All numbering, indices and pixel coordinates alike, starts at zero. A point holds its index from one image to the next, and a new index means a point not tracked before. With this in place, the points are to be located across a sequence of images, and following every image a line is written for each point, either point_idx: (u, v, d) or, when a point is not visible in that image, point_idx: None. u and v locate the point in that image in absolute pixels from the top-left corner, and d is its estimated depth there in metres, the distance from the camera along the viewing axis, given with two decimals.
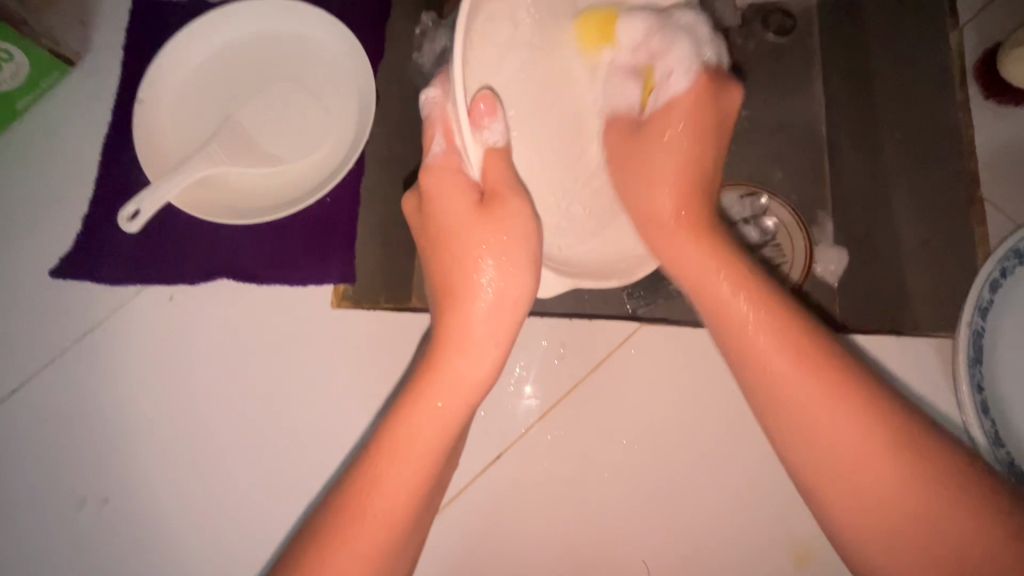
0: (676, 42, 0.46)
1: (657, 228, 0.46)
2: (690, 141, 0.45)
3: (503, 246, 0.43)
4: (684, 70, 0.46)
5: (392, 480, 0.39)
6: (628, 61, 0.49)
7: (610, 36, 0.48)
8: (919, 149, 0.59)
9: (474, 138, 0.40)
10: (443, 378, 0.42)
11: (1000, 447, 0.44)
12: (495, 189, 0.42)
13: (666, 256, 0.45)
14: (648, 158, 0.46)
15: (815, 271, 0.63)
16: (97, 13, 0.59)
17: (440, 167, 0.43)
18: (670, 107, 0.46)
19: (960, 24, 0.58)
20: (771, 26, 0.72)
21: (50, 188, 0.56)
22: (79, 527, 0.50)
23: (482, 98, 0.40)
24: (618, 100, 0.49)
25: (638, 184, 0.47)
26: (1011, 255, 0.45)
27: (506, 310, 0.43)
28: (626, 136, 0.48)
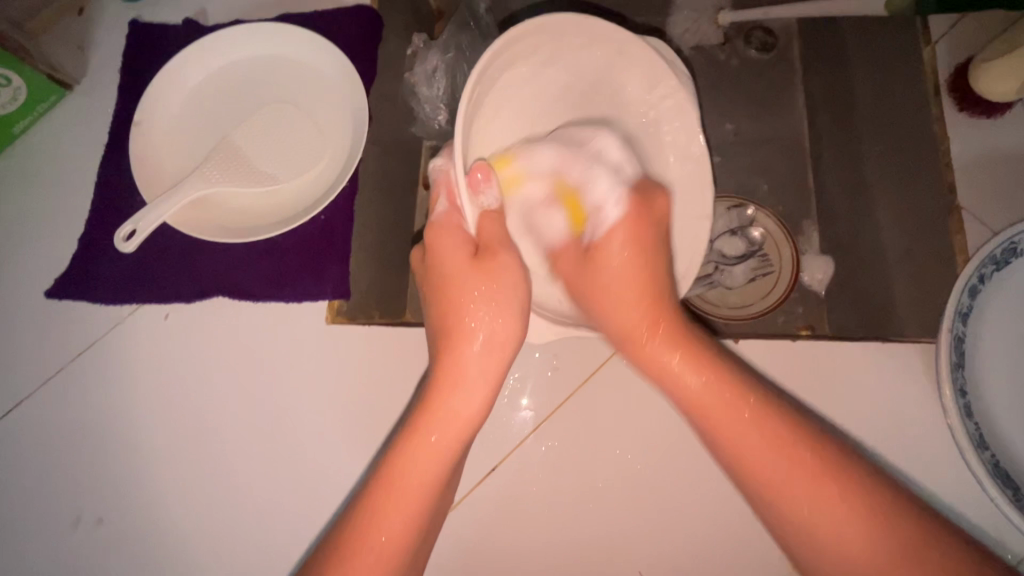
0: (596, 174, 0.51)
1: (633, 344, 0.47)
2: (634, 270, 0.49)
3: (497, 295, 0.45)
4: (613, 200, 0.50)
5: (389, 522, 0.40)
6: (541, 198, 0.52)
7: (520, 182, 0.51)
8: (902, 164, 0.61)
9: (473, 200, 0.44)
10: (436, 416, 0.43)
11: (984, 449, 0.44)
12: (490, 244, 0.45)
13: (643, 366, 0.47)
14: (605, 285, 0.49)
15: (806, 281, 0.65)
16: (97, 38, 0.61)
17: (443, 223, 0.46)
18: (608, 237, 0.50)
19: (933, 41, 0.62)
20: (754, 43, 0.72)
21: (46, 209, 0.56)
22: (73, 549, 0.50)
23: (480, 169, 0.43)
24: (550, 234, 0.52)
25: (598, 312, 0.49)
26: (989, 261, 0.46)
27: (495, 352, 0.45)
28: (577, 261, 0.51)
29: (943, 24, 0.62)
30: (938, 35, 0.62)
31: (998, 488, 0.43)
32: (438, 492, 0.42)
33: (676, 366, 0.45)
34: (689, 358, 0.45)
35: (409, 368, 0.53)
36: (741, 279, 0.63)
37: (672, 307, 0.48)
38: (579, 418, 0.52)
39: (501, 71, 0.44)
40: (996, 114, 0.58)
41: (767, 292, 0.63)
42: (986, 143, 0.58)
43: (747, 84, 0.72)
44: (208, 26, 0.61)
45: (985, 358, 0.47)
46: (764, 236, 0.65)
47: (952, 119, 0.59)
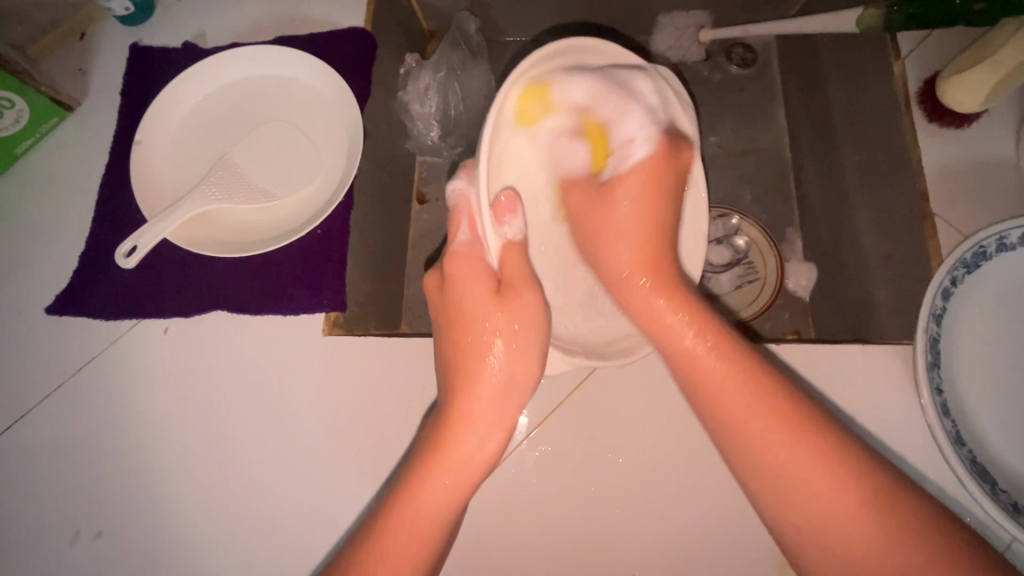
0: (627, 110, 0.50)
1: (628, 291, 0.48)
2: (645, 212, 0.49)
3: (516, 333, 0.47)
4: (642, 138, 0.50)
5: (394, 554, 0.41)
6: (569, 128, 0.52)
7: (548, 107, 0.49)
8: (875, 172, 0.63)
9: (496, 230, 0.46)
10: (449, 458, 0.43)
11: (961, 445, 0.46)
12: (512, 279, 0.47)
13: (632, 312, 0.48)
14: (608, 223, 0.50)
15: (791, 286, 0.73)
16: (97, 62, 0.63)
17: (463, 254, 0.47)
18: (633, 172, 0.50)
19: (903, 55, 0.61)
20: (734, 59, 0.80)
21: (46, 227, 0.58)
22: (71, 563, 0.50)
23: (504, 196, 0.47)
24: (567, 166, 0.54)
25: (601, 252, 0.51)
26: (959, 265, 0.48)
27: (512, 392, 0.46)
28: (588, 199, 0.52)
29: (911, 40, 0.61)
30: (908, 49, 0.61)
31: (976, 482, 0.44)
32: (445, 537, 0.43)
33: (668, 316, 0.46)
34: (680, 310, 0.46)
35: (404, 377, 0.54)
36: (728, 285, 0.70)
37: (669, 261, 0.49)
38: (571, 424, 0.53)
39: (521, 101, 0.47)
40: (964, 124, 0.57)
41: (754, 298, 0.69)
42: (959, 152, 0.57)
43: (730, 98, 0.80)
44: (207, 48, 0.63)
45: (960, 358, 0.49)
46: (748, 244, 0.71)
47: (922, 130, 0.59)
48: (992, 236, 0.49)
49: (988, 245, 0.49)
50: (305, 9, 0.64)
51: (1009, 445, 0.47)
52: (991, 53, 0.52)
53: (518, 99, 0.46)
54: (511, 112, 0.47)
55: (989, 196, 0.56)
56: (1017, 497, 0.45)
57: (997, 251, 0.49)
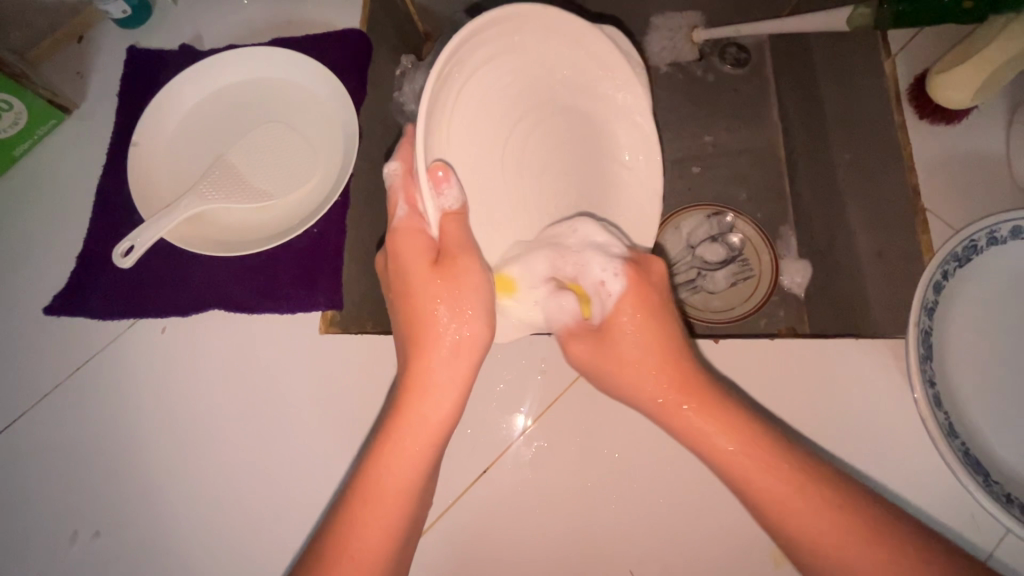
0: (587, 256, 0.48)
1: (671, 414, 0.45)
2: (650, 343, 0.46)
3: (458, 298, 0.43)
4: (613, 273, 0.47)
5: (368, 524, 0.40)
6: (547, 292, 0.49)
7: (513, 290, 0.48)
8: (868, 168, 0.64)
9: (432, 201, 0.41)
10: (407, 423, 0.42)
11: (954, 437, 0.46)
12: (452, 251, 0.43)
13: (694, 445, 0.44)
14: (625, 361, 0.46)
15: (786, 284, 0.73)
16: (94, 65, 0.63)
17: (406, 228, 0.45)
18: (618, 310, 0.46)
19: (892, 53, 0.62)
20: (727, 59, 0.80)
21: (45, 229, 0.58)
22: (70, 560, 0.50)
23: (439, 166, 0.41)
24: (561, 321, 0.48)
25: (625, 390, 0.46)
26: (951, 258, 0.49)
27: (463, 355, 0.44)
28: (592, 345, 0.47)
29: (900, 39, 0.62)
30: (898, 47, 0.62)
31: (969, 473, 0.45)
32: (414, 506, 0.42)
33: (706, 428, 0.43)
34: (715, 414, 0.43)
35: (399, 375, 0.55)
36: (722, 283, 0.71)
37: (694, 374, 0.45)
38: (568, 421, 0.53)
39: (473, 67, 0.44)
40: (954, 121, 0.58)
41: (749, 295, 0.70)
42: (949, 148, 0.58)
43: (724, 98, 0.80)
44: (204, 50, 0.63)
45: (953, 351, 0.49)
46: (743, 241, 0.72)
47: (913, 126, 0.59)
48: (983, 230, 0.49)
49: (979, 239, 0.49)
50: (301, 11, 0.65)
51: (1002, 437, 0.47)
52: (979, 49, 0.53)
53: (458, 74, 0.43)
54: (453, 107, 0.44)
55: (979, 191, 0.56)
56: (1011, 488, 0.45)
57: (988, 245, 0.50)
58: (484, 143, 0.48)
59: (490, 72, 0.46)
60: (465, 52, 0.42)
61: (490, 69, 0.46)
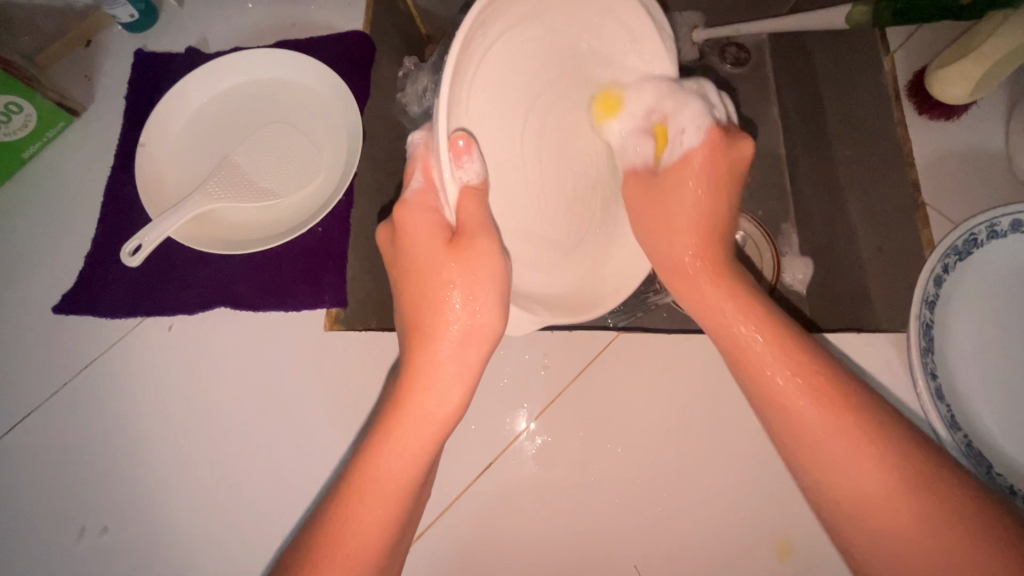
0: (688, 102, 0.48)
1: (681, 274, 0.50)
2: (701, 207, 0.49)
3: (472, 283, 0.42)
4: (696, 127, 0.48)
5: (361, 523, 0.40)
6: (638, 124, 0.50)
7: (615, 111, 0.50)
8: (868, 163, 0.64)
9: (451, 173, 0.38)
10: (409, 418, 0.42)
11: (957, 429, 0.46)
12: (467, 230, 0.41)
13: (686, 299, 0.50)
14: (668, 211, 0.50)
15: (788, 281, 0.74)
16: (102, 68, 0.64)
17: (417, 202, 0.43)
18: (685, 162, 0.49)
19: (891, 50, 0.62)
20: (728, 58, 0.81)
21: (53, 230, 0.59)
22: (78, 555, 0.51)
23: (460, 135, 0.37)
24: (629, 159, 0.52)
25: (660, 242, 0.51)
26: (952, 252, 0.49)
27: (472, 344, 0.43)
28: (645, 185, 0.51)
29: (899, 37, 0.62)
30: (896, 45, 0.62)
31: (971, 466, 0.45)
32: (413, 500, 0.42)
33: (726, 311, 0.46)
34: (738, 299, 0.46)
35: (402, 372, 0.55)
36: None
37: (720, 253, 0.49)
38: (570, 416, 0.53)
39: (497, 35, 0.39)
40: (954, 116, 0.58)
41: None
42: (947, 143, 0.58)
43: (724, 97, 0.81)
44: (210, 53, 0.64)
45: (954, 344, 0.50)
46: (745, 237, 0.73)
47: (914, 122, 0.59)
48: (983, 222, 0.49)
49: (979, 232, 0.49)
50: (305, 13, 0.66)
51: (1004, 429, 0.47)
52: (977, 45, 0.53)
53: (489, 42, 0.39)
54: (482, 76, 0.40)
55: (979, 185, 0.57)
56: (1013, 480, 0.45)
57: (988, 238, 0.50)
58: (502, 117, 0.43)
59: (511, 42, 0.41)
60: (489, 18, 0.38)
61: (516, 38, 0.41)
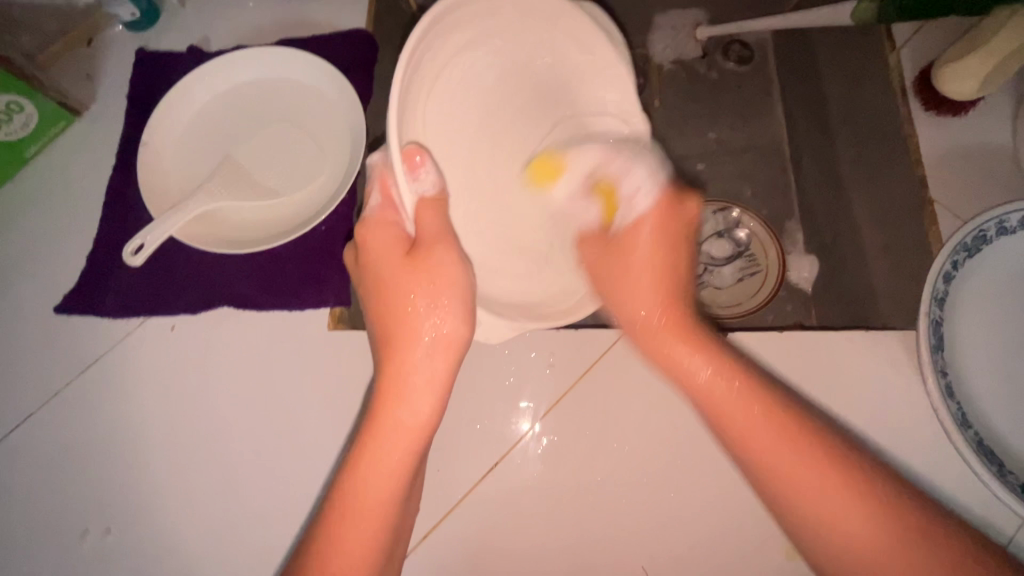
0: (636, 166, 0.47)
1: (646, 335, 0.47)
2: (655, 260, 0.48)
3: (435, 292, 0.42)
4: (647, 192, 0.48)
5: (349, 534, 0.39)
6: (578, 187, 0.48)
7: (553, 176, 0.48)
8: (874, 161, 0.64)
9: (408, 184, 0.40)
10: (383, 429, 0.41)
11: (968, 427, 0.46)
12: (425, 240, 0.42)
13: (654, 360, 0.47)
14: (627, 272, 0.48)
15: (794, 279, 0.73)
16: (103, 67, 0.64)
17: (377, 220, 0.45)
18: (640, 223, 0.48)
19: (897, 46, 0.63)
20: (731, 55, 0.80)
21: (55, 229, 0.58)
22: (78, 557, 0.50)
23: (415, 150, 0.40)
24: (580, 223, 0.50)
25: (615, 299, 0.48)
26: (960, 248, 0.49)
27: (441, 353, 0.43)
28: (601, 247, 0.49)
29: (905, 32, 0.63)
30: (902, 41, 0.62)
31: (983, 463, 0.44)
32: (396, 513, 0.41)
33: (688, 360, 0.44)
34: (710, 357, 0.43)
35: None
36: (728, 279, 0.70)
37: (684, 307, 0.47)
38: (573, 415, 0.53)
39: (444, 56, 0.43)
40: (961, 112, 0.58)
41: (757, 290, 0.70)
42: (953, 139, 0.58)
43: (727, 94, 0.80)
44: (212, 51, 0.64)
45: (964, 341, 0.49)
46: (749, 237, 0.72)
47: (920, 119, 0.59)
48: (992, 220, 0.49)
49: (988, 228, 0.49)
50: (307, 11, 0.65)
51: (1013, 425, 0.47)
52: (985, 40, 0.52)
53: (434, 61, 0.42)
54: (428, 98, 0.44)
55: (986, 182, 0.56)
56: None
57: (998, 235, 0.50)
58: (458, 128, 0.47)
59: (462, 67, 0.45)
60: (433, 41, 0.41)
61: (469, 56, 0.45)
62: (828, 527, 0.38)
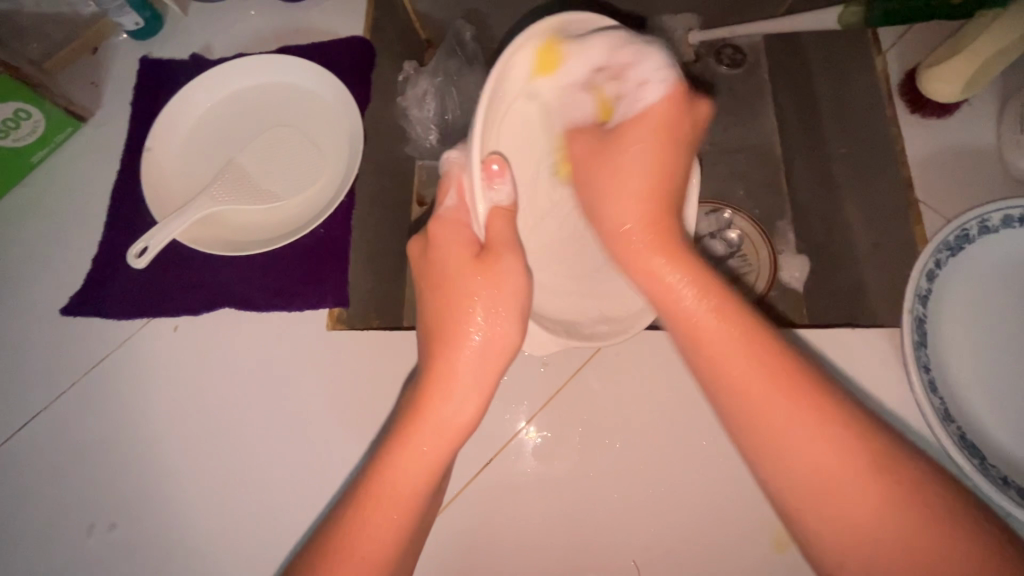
0: (646, 56, 0.48)
1: (623, 244, 0.46)
2: (654, 163, 0.47)
3: (495, 298, 0.44)
4: (658, 79, 0.47)
5: (377, 524, 0.41)
6: (584, 79, 0.49)
7: (559, 62, 0.46)
8: (863, 161, 0.65)
9: (485, 194, 0.43)
10: (426, 425, 0.43)
11: (950, 422, 0.47)
12: (496, 247, 0.44)
13: (632, 272, 0.46)
14: (619, 168, 0.47)
15: (784, 278, 0.75)
16: (108, 75, 0.65)
17: (450, 218, 0.46)
18: (641, 118, 0.47)
19: (884, 50, 0.63)
20: (724, 61, 0.83)
21: (61, 234, 0.60)
22: (86, 551, 0.52)
23: (494, 161, 0.43)
24: (574, 117, 0.52)
25: (602, 203, 0.48)
26: (943, 247, 0.50)
27: (490, 356, 0.44)
28: (591, 145, 0.50)
29: (890, 36, 0.63)
30: (888, 44, 0.63)
31: (965, 457, 0.45)
32: (423, 508, 0.43)
33: (667, 275, 0.44)
34: (687, 273, 0.44)
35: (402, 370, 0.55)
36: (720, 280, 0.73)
37: (670, 222, 0.47)
38: (568, 412, 0.54)
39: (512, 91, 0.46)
40: (946, 114, 0.59)
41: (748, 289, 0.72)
42: (939, 140, 0.59)
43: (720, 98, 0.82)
44: (213, 59, 0.65)
45: (946, 338, 0.50)
46: (741, 237, 0.75)
47: (905, 120, 0.60)
48: (974, 218, 0.50)
49: (971, 228, 0.50)
50: (306, 19, 0.67)
51: (997, 421, 0.48)
52: (968, 43, 0.54)
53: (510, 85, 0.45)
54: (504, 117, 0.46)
55: (972, 181, 0.57)
56: (1006, 471, 0.46)
57: (980, 233, 0.51)
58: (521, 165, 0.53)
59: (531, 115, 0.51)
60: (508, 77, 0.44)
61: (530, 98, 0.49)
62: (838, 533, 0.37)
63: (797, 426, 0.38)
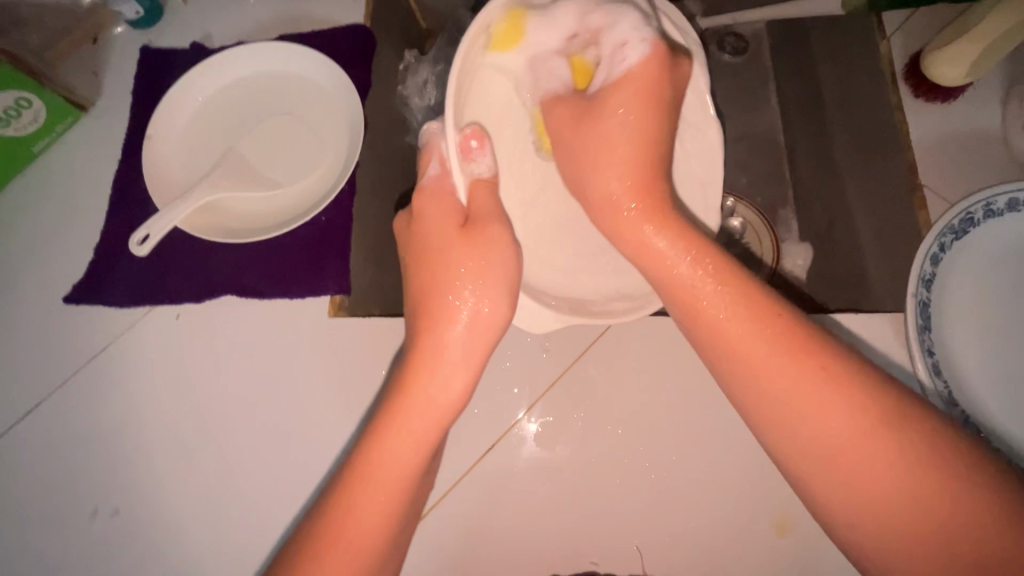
0: (621, 16, 0.45)
1: (614, 215, 0.45)
2: (639, 124, 0.45)
3: (482, 272, 0.46)
4: (638, 37, 0.44)
5: (364, 506, 0.40)
6: (558, 47, 0.49)
7: (519, 34, 0.48)
8: (867, 149, 0.65)
9: (463, 167, 0.46)
10: (413, 403, 0.43)
11: (955, 406, 0.47)
12: (481, 216, 0.47)
13: (624, 245, 0.45)
14: (603, 141, 0.45)
15: (788, 265, 0.73)
16: (109, 64, 0.65)
17: (433, 188, 0.49)
18: (624, 79, 0.45)
19: (889, 34, 0.63)
20: (726, 47, 0.80)
21: (63, 222, 0.60)
22: (90, 536, 0.52)
23: (471, 135, 0.46)
24: (551, 84, 0.50)
25: (589, 173, 0.47)
26: (946, 231, 0.50)
27: (479, 332, 0.45)
28: (574, 112, 0.47)
29: (895, 19, 0.63)
30: (893, 28, 0.63)
31: None
32: (414, 488, 0.43)
33: (651, 240, 0.44)
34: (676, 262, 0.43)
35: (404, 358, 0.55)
36: None
37: (661, 187, 0.45)
38: (570, 398, 0.54)
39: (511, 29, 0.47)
40: (949, 100, 0.58)
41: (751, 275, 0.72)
42: (941, 127, 0.58)
43: (723, 84, 0.80)
44: (213, 47, 0.65)
45: (953, 322, 0.50)
46: (744, 224, 0.75)
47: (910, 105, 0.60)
48: (979, 201, 0.50)
49: (975, 211, 0.50)
50: (305, 7, 0.67)
51: (1001, 405, 0.48)
52: (974, 25, 0.53)
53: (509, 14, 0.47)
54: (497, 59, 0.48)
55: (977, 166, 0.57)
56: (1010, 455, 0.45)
57: (984, 217, 0.51)
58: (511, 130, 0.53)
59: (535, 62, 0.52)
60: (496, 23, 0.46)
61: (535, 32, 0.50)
62: (844, 505, 0.36)
63: (800, 404, 0.38)
